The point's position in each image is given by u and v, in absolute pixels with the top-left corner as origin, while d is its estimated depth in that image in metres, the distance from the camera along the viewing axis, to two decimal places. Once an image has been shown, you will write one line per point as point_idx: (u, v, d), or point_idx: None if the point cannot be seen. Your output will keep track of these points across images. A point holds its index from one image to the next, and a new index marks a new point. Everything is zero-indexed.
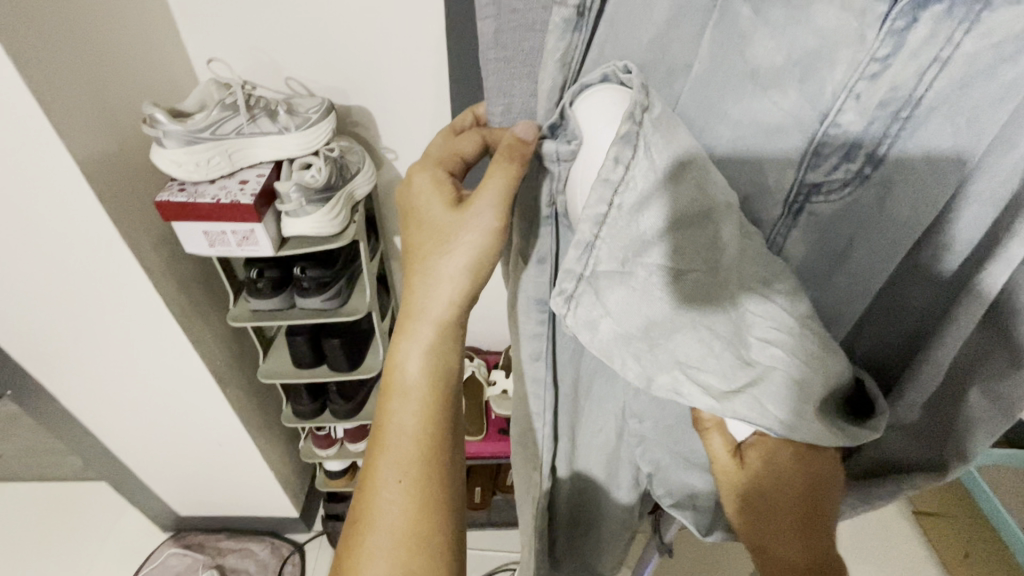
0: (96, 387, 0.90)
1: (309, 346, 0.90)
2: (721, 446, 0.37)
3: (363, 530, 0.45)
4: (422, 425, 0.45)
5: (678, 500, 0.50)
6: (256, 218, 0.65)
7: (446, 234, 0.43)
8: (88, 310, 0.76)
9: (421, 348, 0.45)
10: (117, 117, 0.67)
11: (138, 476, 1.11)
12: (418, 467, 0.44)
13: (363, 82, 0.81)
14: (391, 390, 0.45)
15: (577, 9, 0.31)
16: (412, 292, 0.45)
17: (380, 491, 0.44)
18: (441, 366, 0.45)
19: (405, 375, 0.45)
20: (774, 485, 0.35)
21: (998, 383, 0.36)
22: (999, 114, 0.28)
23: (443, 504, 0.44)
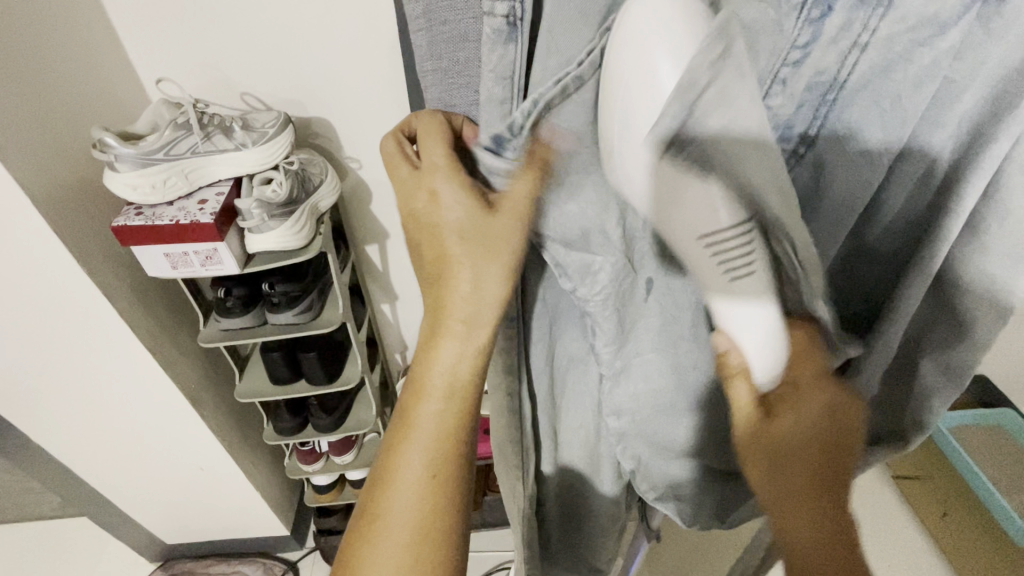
0: (68, 420, 0.88)
1: (285, 361, 0.89)
2: (745, 392, 0.35)
3: (379, 527, 0.42)
4: (446, 429, 0.42)
5: (661, 493, 0.51)
6: (218, 237, 0.65)
7: (486, 238, 0.36)
8: (52, 342, 0.75)
9: (469, 352, 0.40)
10: (67, 143, 0.65)
11: (120, 507, 1.09)
12: (441, 468, 0.42)
13: (320, 93, 0.81)
14: (428, 390, 0.41)
15: (508, 18, 0.30)
16: (446, 290, 0.39)
17: (402, 489, 0.42)
18: (478, 379, 0.42)
19: (449, 376, 0.41)
20: (805, 440, 0.36)
21: (948, 352, 0.39)
22: (919, 97, 0.30)
23: (455, 507, 0.43)
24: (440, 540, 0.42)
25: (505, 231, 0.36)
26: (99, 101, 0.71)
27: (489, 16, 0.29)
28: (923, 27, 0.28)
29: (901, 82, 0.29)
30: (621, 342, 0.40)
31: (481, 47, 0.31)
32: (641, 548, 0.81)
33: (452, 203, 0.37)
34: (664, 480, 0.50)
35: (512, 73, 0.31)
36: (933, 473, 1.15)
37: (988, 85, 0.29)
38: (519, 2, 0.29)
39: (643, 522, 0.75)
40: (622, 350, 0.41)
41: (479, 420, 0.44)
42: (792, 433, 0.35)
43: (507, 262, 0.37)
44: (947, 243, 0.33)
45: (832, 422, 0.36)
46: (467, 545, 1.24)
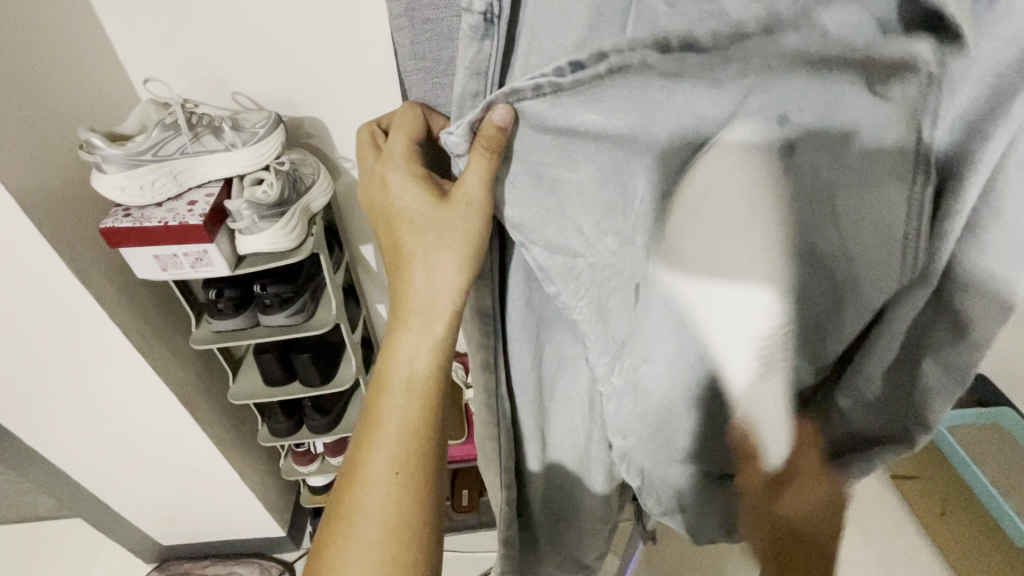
0: (60, 423, 0.87)
1: (278, 363, 0.88)
2: (760, 479, 0.41)
3: (346, 524, 0.42)
4: (416, 419, 0.42)
5: (666, 508, 0.51)
6: (208, 239, 0.64)
7: (442, 228, 0.38)
8: (42, 345, 0.74)
9: (431, 344, 0.42)
10: (54, 144, 0.65)
11: (114, 510, 1.08)
12: (412, 460, 0.42)
13: (312, 92, 0.80)
14: (391, 383, 0.42)
15: (485, 14, 0.29)
16: (407, 286, 0.42)
17: (370, 484, 0.42)
18: (444, 366, 0.43)
19: (410, 369, 0.42)
20: (804, 519, 0.43)
21: (948, 351, 0.38)
22: (906, 96, 0.31)
23: (427, 503, 0.42)
24: (407, 539, 0.41)
25: (462, 222, 0.37)
26: (87, 101, 0.70)
27: (467, 13, 0.29)
28: (917, 22, 0.29)
29: (894, 78, 0.30)
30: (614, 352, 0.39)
31: (458, 44, 0.30)
32: (636, 549, 0.80)
33: (408, 197, 0.41)
34: (669, 494, 0.49)
35: (487, 69, 0.31)
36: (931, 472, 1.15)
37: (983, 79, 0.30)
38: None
39: (638, 522, 0.75)
40: (616, 360, 0.39)
41: (444, 416, 0.44)
42: (797, 511, 0.42)
43: (465, 248, 0.38)
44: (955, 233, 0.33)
45: (826, 505, 0.43)
46: (465, 545, 1.24)
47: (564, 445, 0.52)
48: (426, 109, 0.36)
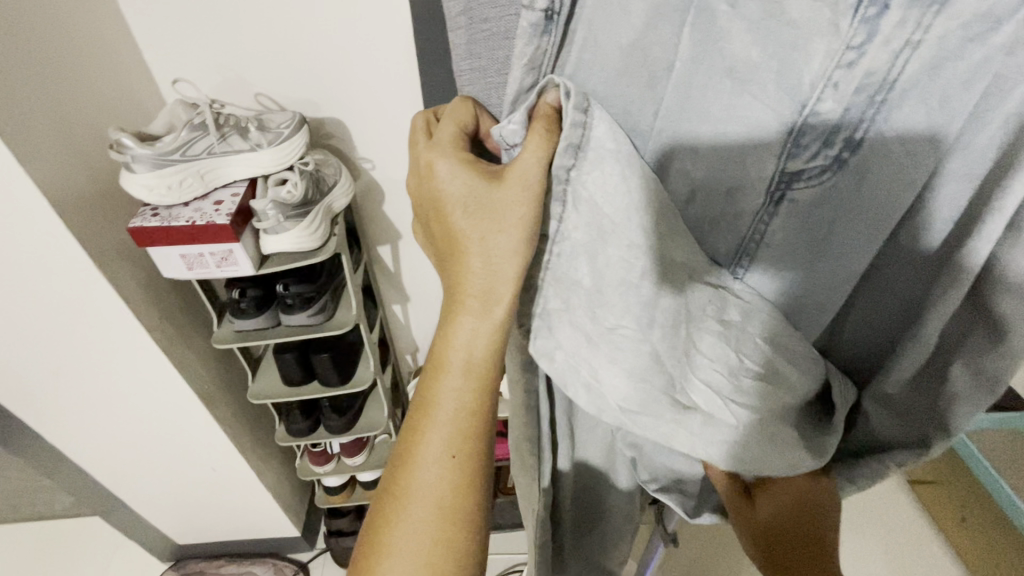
0: (83, 420, 0.88)
1: (297, 363, 0.89)
2: (719, 473, 0.49)
3: (400, 503, 0.41)
4: (473, 403, 0.41)
5: (665, 485, 0.52)
6: (234, 238, 0.64)
7: (496, 210, 0.36)
8: (68, 342, 0.75)
9: (489, 328, 0.39)
10: (84, 145, 0.65)
11: (133, 507, 1.09)
12: (467, 443, 0.41)
13: (336, 92, 0.80)
14: (449, 365, 0.41)
15: (546, 11, 0.29)
16: (464, 267, 0.39)
17: (423, 466, 0.41)
18: (500, 352, 0.41)
19: (469, 353, 0.40)
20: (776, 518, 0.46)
21: (981, 358, 0.37)
22: (968, 94, 0.29)
23: (478, 486, 0.42)
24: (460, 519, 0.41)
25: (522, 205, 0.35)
26: (116, 102, 0.71)
27: (529, 11, 0.29)
28: (975, 25, 0.27)
29: (952, 80, 0.28)
30: None
31: (516, 42, 0.30)
32: (656, 553, 0.80)
33: (456, 180, 0.38)
34: (666, 472, 0.52)
35: (541, 66, 0.31)
36: (951, 477, 1.13)
37: None
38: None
39: (659, 525, 0.74)
40: None
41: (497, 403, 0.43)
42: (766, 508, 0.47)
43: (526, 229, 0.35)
44: (989, 239, 0.32)
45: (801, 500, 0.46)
46: None
47: (592, 442, 0.52)
48: (477, 107, 0.37)
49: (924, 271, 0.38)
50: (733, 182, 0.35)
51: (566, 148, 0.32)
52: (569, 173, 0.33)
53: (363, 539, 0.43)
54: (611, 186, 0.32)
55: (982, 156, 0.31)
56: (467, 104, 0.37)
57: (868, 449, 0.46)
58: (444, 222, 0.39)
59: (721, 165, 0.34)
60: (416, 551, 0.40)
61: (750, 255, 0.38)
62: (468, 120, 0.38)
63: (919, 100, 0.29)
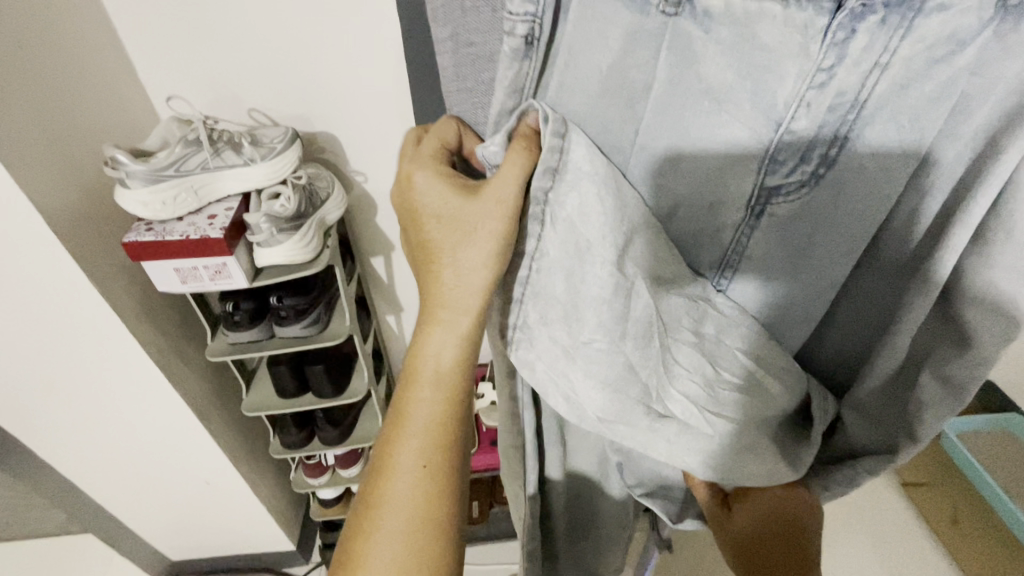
0: (76, 436, 0.88)
1: (291, 375, 0.89)
2: None
3: (376, 513, 0.42)
4: (444, 411, 0.42)
5: (650, 490, 0.55)
6: (228, 251, 0.65)
7: (466, 224, 0.37)
8: (62, 359, 0.75)
9: (457, 338, 0.40)
10: (79, 161, 0.66)
11: (126, 522, 1.08)
12: (442, 451, 0.42)
13: (328, 109, 0.82)
14: (420, 374, 0.42)
15: (526, 38, 0.30)
16: (436, 278, 0.40)
17: (398, 476, 0.41)
18: (470, 360, 0.42)
19: (437, 363, 0.41)
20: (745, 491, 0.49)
21: (947, 365, 0.38)
22: (935, 112, 0.31)
23: (453, 493, 0.42)
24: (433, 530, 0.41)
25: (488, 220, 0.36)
26: (111, 119, 0.72)
27: (510, 37, 0.30)
28: (941, 46, 0.29)
29: (926, 95, 0.30)
30: None
31: (499, 65, 0.31)
32: (652, 559, 0.80)
33: (433, 192, 0.39)
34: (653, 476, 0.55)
35: (523, 89, 0.33)
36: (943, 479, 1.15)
37: (1005, 97, 0.30)
38: (538, 22, 0.30)
39: (655, 534, 0.75)
40: None
41: (470, 409, 0.44)
42: (733, 486, 0.48)
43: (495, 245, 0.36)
44: (956, 251, 0.33)
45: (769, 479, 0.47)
46: (474, 558, 1.23)
47: (584, 452, 0.53)
48: (462, 125, 0.38)
49: (900, 278, 0.39)
50: (713, 198, 0.36)
51: (542, 171, 0.33)
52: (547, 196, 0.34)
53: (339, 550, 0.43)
54: (586, 209, 0.33)
55: (954, 171, 0.33)
56: (453, 121, 0.38)
57: (841, 456, 0.48)
58: (418, 237, 0.41)
59: (702, 180, 0.36)
60: (393, 560, 0.40)
61: (731, 267, 0.39)
62: (452, 137, 0.39)
63: (899, 116, 0.31)
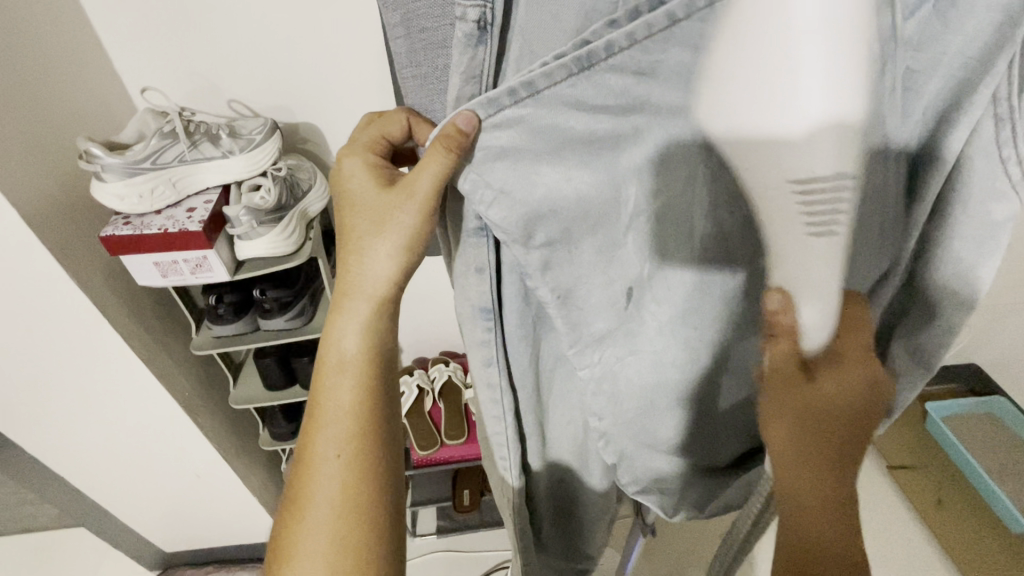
0: (62, 431, 0.88)
1: (278, 367, 0.89)
2: (790, 342, 0.33)
3: (300, 510, 0.42)
4: (356, 398, 0.43)
5: (644, 487, 0.50)
6: (207, 245, 0.65)
7: (382, 216, 0.41)
8: (46, 356, 0.75)
9: (359, 324, 0.43)
10: (54, 154, 0.65)
11: (117, 516, 1.08)
12: (356, 439, 0.42)
13: (308, 99, 0.81)
14: (326, 367, 0.44)
15: (479, 22, 0.30)
16: (348, 273, 0.43)
17: (318, 468, 0.42)
18: (377, 345, 0.44)
19: (342, 351, 0.44)
20: (837, 410, 0.35)
21: (920, 335, 0.40)
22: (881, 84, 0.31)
23: (375, 483, 0.42)
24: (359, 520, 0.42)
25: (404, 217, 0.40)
26: (85, 111, 0.71)
27: (461, 20, 0.29)
28: None
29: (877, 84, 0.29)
30: (590, 342, 0.39)
31: (453, 51, 0.31)
32: (637, 544, 0.81)
33: (358, 180, 0.43)
34: (650, 474, 0.49)
35: (482, 73, 0.32)
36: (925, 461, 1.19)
37: (953, 74, 0.30)
38: (489, 7, 0.29)
39: (639, 519, 0.76)
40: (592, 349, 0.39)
41: (387, 393, 0.45)
42: (829, 394, 0.34)
43: (407, 235, 0.40)
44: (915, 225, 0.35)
45: (867, 393, 0.35)
46: (467, 546, 1.25)
47: (563, 443, 0.53)
48: (409, 114, 0.40)
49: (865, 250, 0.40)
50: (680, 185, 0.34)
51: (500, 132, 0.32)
52: (490, 178, 0.33)
53: (269, 556, 0.43)
54: (555, 181, 0.33)
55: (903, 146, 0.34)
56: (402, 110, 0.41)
57: None
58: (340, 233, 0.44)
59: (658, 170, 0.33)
60: (317, 556, 0.40)
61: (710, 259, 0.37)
62: (399, 127, 0.42)
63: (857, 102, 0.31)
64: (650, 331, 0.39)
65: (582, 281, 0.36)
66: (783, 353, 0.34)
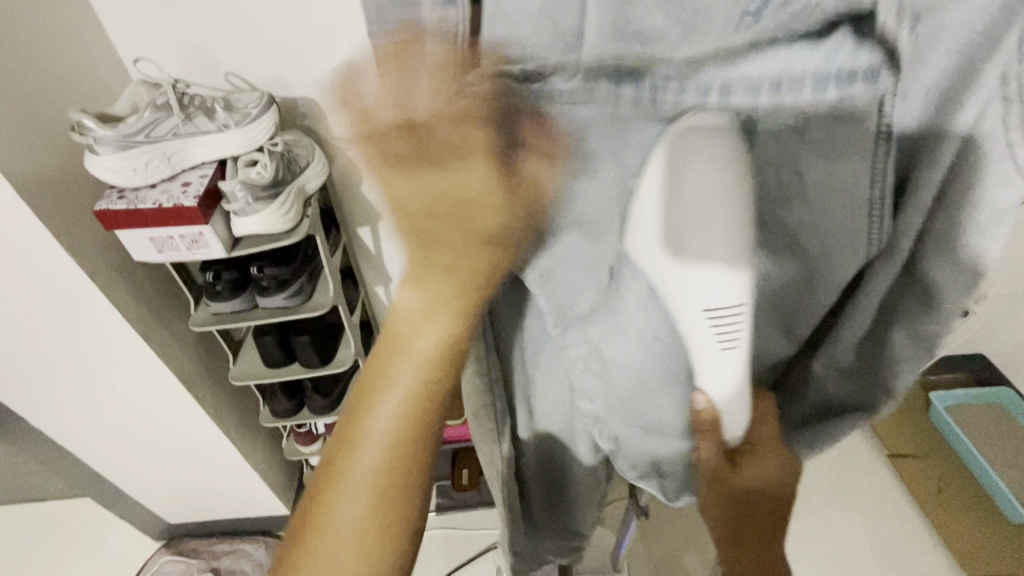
0: (66, 405, 0.89)
1: (278, 345, 0.89)
2: (715, 447, 0.39)
3: (336, 480, 0.38)
4: (419, 389, 0.37)
5: (643, 473, 0.47)
6: (202, 220, 0.64)
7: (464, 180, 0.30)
8: (46, 331, 0.76)
9: (440, 306, 0.34)
10: (47, 127, 0.64)
11: (122, 488, 1.11)
12: (409, 436, 0.37)
13: (306, 73, 0.79)
14: (397, 342, 0.36)
15: None
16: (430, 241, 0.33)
17: (365, 450, 0.38)
18: (455, 338, 0.36)
19: (416, 332, 0.35)
20: (758, 490, 0.42)
21: (919, 323, 0.36)
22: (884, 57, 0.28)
23: (417, 477, 0.39)
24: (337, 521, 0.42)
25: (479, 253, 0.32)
26: (79, 83, 0.69)
27: None
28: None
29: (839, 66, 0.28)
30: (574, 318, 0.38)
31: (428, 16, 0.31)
32: (632, 526, 0.82)
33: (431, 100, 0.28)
34: (645, 459, 0.46)
35: (456, 36, 0.30)
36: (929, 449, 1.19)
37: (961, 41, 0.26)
38: None
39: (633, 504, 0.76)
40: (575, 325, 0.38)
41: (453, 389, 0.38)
42: (752, 479, 0.41)
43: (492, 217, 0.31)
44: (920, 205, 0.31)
45: (784, 472, 0.42)
46: (466, 523, 1.27)
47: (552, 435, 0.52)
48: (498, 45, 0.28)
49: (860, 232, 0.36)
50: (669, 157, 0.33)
51: None
52: None
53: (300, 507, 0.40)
54: None
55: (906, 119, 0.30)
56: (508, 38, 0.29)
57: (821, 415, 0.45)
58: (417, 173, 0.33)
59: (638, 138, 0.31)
60: (348, 527, 0.38)
61: None
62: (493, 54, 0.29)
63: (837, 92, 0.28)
64: (632, 307, 0.36)
65: (563, 261, 0.35)
66: (710, 457, 0.40)
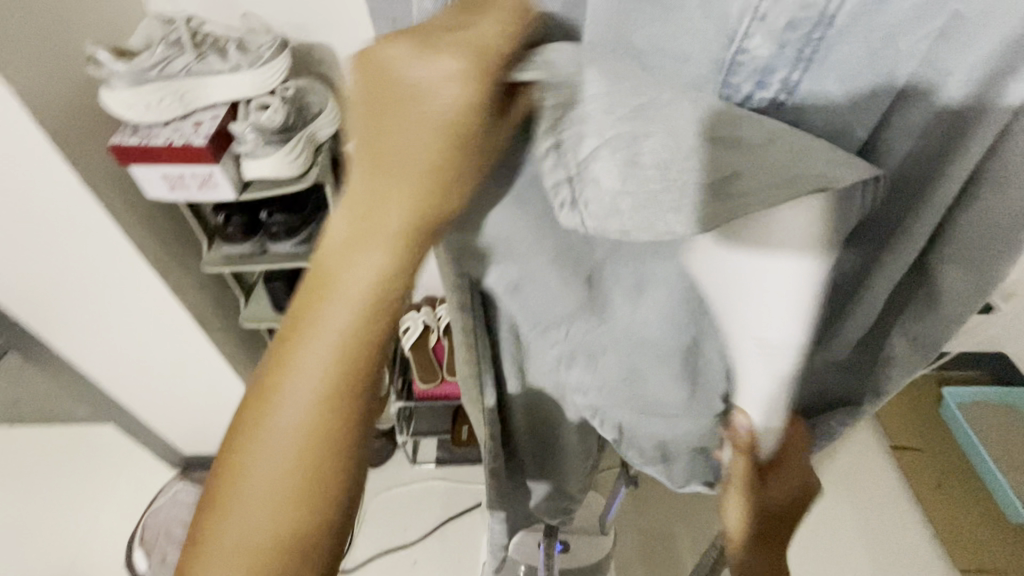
0: (88, 335, 0.93)
1: (286, 290, 0.91)
2: (744, 465, 0.38)
3: (226, 493, 0.32)
4: (315, 392, 0.30)
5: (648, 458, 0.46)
6: (211, 159, 0.65)
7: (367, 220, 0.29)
8: (69, 263, 0.79)
9: (344, 311, 0.29)
10: (66, 60, 0.65)
11: (141, 418, 1.17)
12: (308, 445, 0.31)
13: (323, 18, 0.78)
14: (298, 329, 0.31)
15: None
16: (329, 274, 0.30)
17: (253, 456, 0.31)
18: (362, 339, 0.30)
19: (317, 331, 0.30)
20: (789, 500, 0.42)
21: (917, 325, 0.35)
22: (922, 32, 0.23)
23: (322, 494, 0.32)
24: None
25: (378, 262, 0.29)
26: (97, 17, 0.70)
27: None
28: None
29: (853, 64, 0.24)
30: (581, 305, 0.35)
31: None
32: (619, 494, 0.84)
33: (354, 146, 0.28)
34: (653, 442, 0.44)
35: None
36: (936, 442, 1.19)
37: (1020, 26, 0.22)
38: None
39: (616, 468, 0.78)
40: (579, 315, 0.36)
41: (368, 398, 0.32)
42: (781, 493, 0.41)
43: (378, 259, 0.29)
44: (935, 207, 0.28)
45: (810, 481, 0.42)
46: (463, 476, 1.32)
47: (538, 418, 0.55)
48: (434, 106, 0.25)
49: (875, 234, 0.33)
50: None
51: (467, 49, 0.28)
52: None
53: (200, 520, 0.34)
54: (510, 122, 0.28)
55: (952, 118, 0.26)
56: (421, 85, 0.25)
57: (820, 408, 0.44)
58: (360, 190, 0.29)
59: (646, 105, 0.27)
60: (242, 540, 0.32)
61: None
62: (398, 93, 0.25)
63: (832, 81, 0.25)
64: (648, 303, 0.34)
65: (533, 271, 0.34)
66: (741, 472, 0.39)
